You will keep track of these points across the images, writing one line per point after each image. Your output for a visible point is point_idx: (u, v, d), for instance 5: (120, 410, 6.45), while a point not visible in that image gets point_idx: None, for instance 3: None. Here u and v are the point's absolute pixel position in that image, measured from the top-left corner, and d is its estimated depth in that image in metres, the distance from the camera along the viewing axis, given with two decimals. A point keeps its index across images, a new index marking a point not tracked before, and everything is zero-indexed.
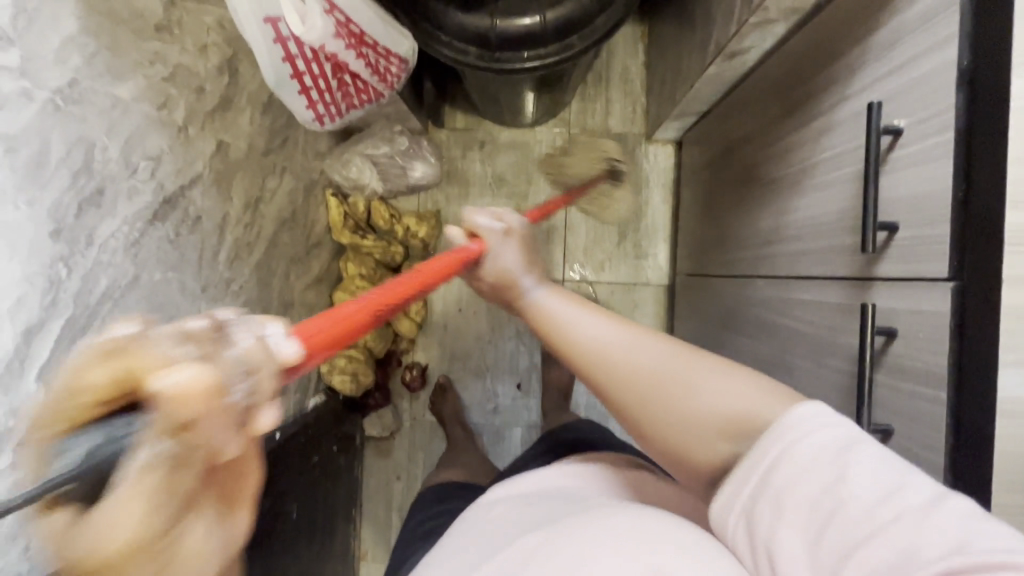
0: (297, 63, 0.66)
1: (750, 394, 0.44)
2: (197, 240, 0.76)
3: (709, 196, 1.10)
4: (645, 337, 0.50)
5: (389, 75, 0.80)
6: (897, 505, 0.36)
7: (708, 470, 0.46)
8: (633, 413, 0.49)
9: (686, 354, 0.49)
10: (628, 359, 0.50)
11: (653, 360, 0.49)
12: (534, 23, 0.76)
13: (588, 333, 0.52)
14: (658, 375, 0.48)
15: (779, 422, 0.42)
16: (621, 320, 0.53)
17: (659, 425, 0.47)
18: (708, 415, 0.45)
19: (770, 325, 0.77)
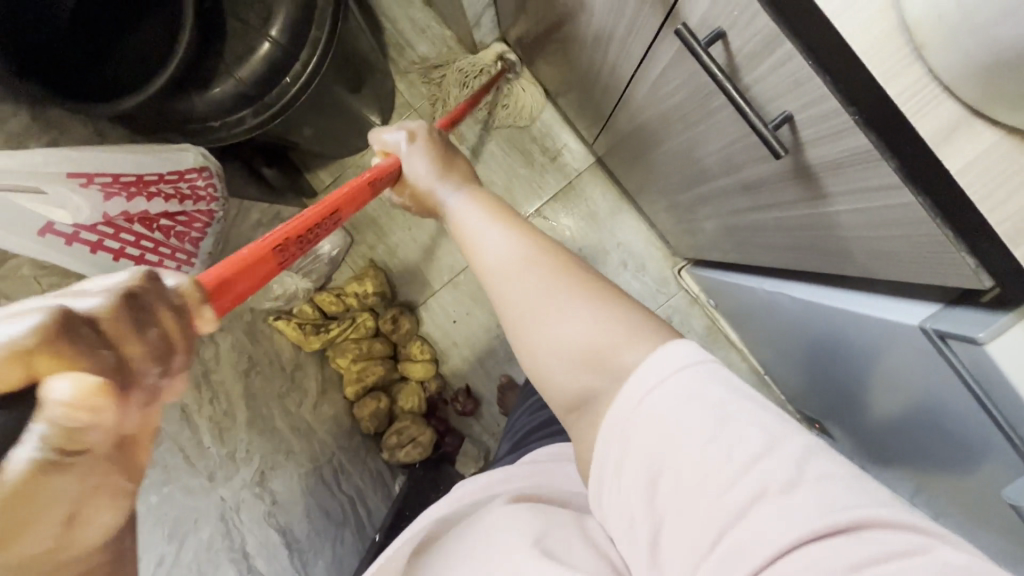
0: (106, 244, 0.65)
1: (615, 327, 0.44)
2: (169, 446, 0.74)
3: (557, 57, 1.03)
4: (539, 256, 0.50)
5: (203, 193, 0.76)
6: (748, 453, 0.36)
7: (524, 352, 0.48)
8: (510, 326, 0.49)
9: (581, 281, 0.48)
10: (514, 266, 0.50)
11: (541, 283, 0.48)
12: (271, 49, 0.74)
13: (484, 248, 0.53)
14: (536, 302, 0.47)
15: (640, 365, 0.42)
16: (534, 239, 0.52)
17: (499, 303, 0.50)
18: (532, 296, 0.48)
19: (664, 120, 0.72)
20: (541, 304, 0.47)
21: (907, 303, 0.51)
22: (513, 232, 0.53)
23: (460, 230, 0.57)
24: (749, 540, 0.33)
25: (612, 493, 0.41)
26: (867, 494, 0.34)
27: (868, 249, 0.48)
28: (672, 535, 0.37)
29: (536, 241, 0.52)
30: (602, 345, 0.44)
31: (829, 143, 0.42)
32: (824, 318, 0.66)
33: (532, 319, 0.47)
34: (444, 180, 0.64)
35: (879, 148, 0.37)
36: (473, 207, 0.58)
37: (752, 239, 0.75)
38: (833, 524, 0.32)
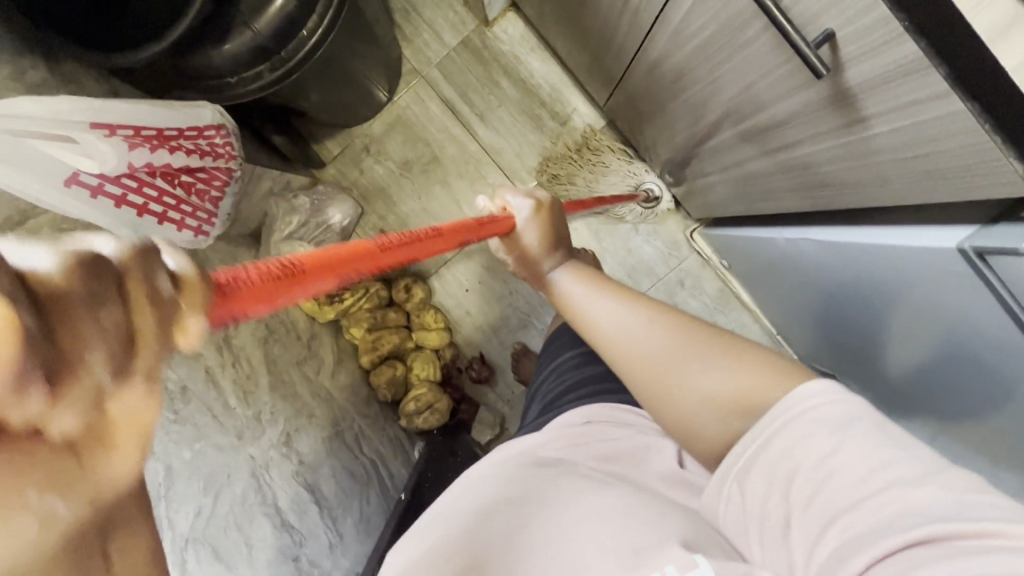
0: (131, 199, 0.65)
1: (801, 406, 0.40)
2: (197, 404, 0.76)
3: (568, 14, 1.01)
4: (729, 357, 0.44)
5: (221, 150, 0.76)
6: (875, 468, 0.36)
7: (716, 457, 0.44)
8: (710, 428, 0.44)
9: (775, 369, 0.43)
10: (709, 369, 0.44)
11: (740, 380, 0.43)
12: (286, 2, 0.72)
13: (602, 317, 0.52)
14: (745, 395, 0.43)
15: (784, 403, 0.40)
16: (689, 324, 0.48)
17: (681, 410, 0.45)
18: (746, 397, 0.42)
19: (686, 66, 0.71)
20: (758, 394, 0.42)
21: (944, 229, 0.51)
22: (619, 295, 0.53)
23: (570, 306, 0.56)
24: (877, 530, 0.34)
25: (732, 506, 0.42)
26: (1011, 514, 0.32)
27: (906, 173, 0.49)
28: (792, 547, 0.38)
29: (708, 349, 0.46)
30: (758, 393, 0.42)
31: (872, 60, 0.42)
32: (848, 259, 0.67)
33: (745, 424, 0.42)
34: (548, 257, 0.64)
35: (931, 53, 0.38)
36: (577, 279, 0.58)
37: (772, 185, 0.75)
38: (935, 527, 0.32)
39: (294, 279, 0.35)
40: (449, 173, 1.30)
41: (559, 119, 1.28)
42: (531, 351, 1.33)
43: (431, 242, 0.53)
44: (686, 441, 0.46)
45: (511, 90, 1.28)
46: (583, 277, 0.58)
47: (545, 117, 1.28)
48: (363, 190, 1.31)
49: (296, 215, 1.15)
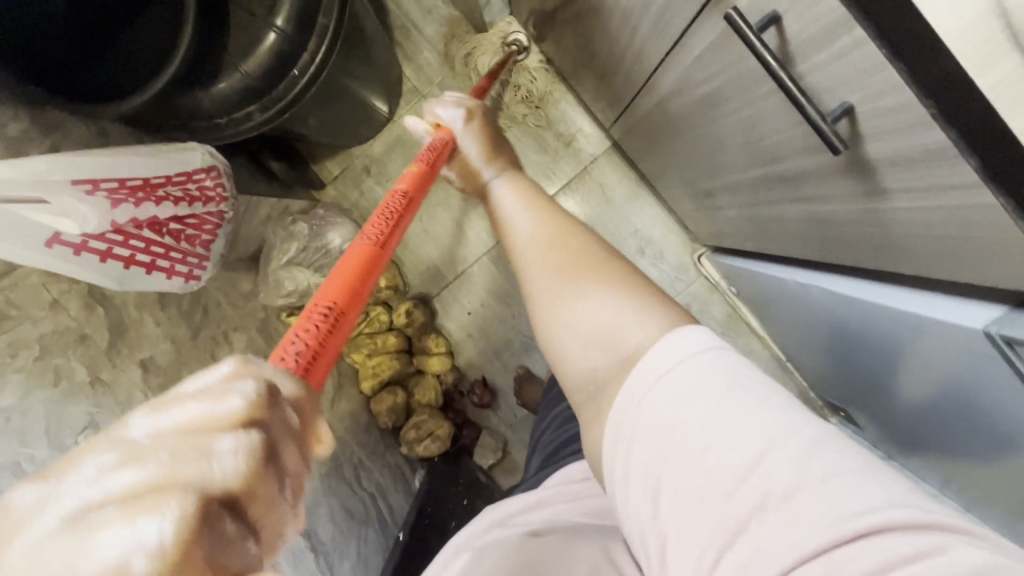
0: (116, 253, 0.62)
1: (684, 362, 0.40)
2: None
3: (571, 37, 0.98)
4: (622, 295, 0.46)
5: (212, 194, 0.74)
6: (748, 463, 0.34)
7: (576, 383, 0.47)
8: (579, 352, 0.46)
9: (656, 311, 0.45)
10: (593, 307, 0.47)
11: (618, 316, 0.45)
12: (277, 40, 0.69)
13: (519, 228, 0.57)
14: (613, 326, 0.45)
15: (645, 358, 0.41)
16: (600, 264, 0.50)
17: (563, 341, 0.48)
18: (613, 335, 0.45)
19: (694, 108, 0.68)
20: (623, 332, 0.44)
21: (970, 305, 0.48)
22: (541, 209, 0.58)
23: (500, 214, 0.61)
24: (756, 548, 0.31)
25: (621, 505, 0.40)
26: (879, 489, 0.31)
27: (929, 249, 0.45)
28: (677, 555, 0.35)
29: (600, 283, 0.48)
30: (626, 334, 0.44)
31: (894, 139, 0.38)
32: (865, 315, 0.63)
33: (612, 364, 0.44)
34: (489, 162, 0.66)
35: (961, 144, 0.34)
36: (510, 192, 0.62)
37: (785, 230, 0.71)
38: (833, 536, 0.29)
39: (333, 330, 0.37)
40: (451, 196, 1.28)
41: (564, 139, 1.25)
42: (535, 376, 1.31)
43: (405, 213, 0.53)
44: (556, 364, 0.49)
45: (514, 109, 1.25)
46: (516, 188, 0.63)
47: (549, 137, 1.25)
48: (364, 212, 1.29)
49: (294, 242, 1.14)
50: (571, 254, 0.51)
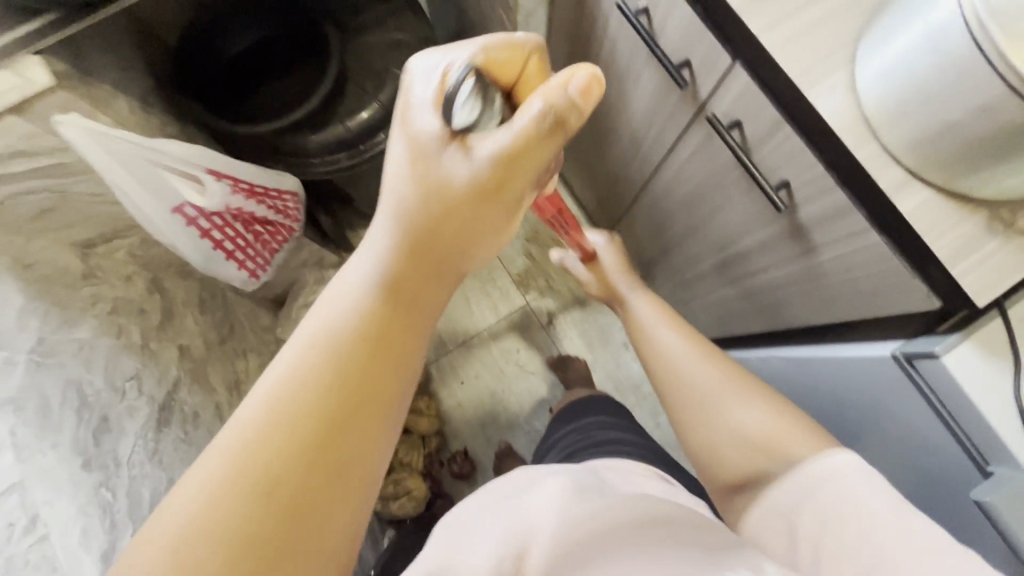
0: (213, 234, 0.76)
1: (787, 432, 0.55)
2: (204, 431, 0.79)
3: (584, 159, 1.25)
4: (773, 411, 0.57)
5: (290, 212, 0.90)
6: (873, 541, 0.43)
7: (725, 480, 0.58)
8: (748, 472, 0.56)
9: (807, 430, 0.55)
10: (750, 416, 0.57)
11: (773, 425, 0.56)
12: (371, 113, 0.90)
13: (662, 346, 0.68)
14: (773, 438, 0.55)
15: (814, 459, 0.52)
16: (745, 378, 0.62)
17: (717, 438, 0.59)
18: (772, 440, 0.55)
19: (679, 205, 0.90)
20: (781, 442, 0.55)
21: (880, 342, 0.63)
22: (686, 334, 0.69)
23: (636, 324, 0.74)
24: None
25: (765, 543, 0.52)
26: None
27: (848, 292, 0.62)
28: None
29: (751, 397, 0.59)
30: (781, 443, 0.55)
31: (815, 202, 0.58)
32: (810, 373, 0.78)
33: (766, 466, 0.55)
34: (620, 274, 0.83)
35: (853, 200, 0.53)
36: (648, 305, 0.76)
37: (743, 307, 0.88)
38: None
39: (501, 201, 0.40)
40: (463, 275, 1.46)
41: None
42: (515, 453, 1.33)
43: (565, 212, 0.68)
44: (706, 466, 0.60)
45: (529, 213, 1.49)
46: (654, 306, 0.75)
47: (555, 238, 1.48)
48: None
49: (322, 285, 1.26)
50: (727, 374, 0.62)
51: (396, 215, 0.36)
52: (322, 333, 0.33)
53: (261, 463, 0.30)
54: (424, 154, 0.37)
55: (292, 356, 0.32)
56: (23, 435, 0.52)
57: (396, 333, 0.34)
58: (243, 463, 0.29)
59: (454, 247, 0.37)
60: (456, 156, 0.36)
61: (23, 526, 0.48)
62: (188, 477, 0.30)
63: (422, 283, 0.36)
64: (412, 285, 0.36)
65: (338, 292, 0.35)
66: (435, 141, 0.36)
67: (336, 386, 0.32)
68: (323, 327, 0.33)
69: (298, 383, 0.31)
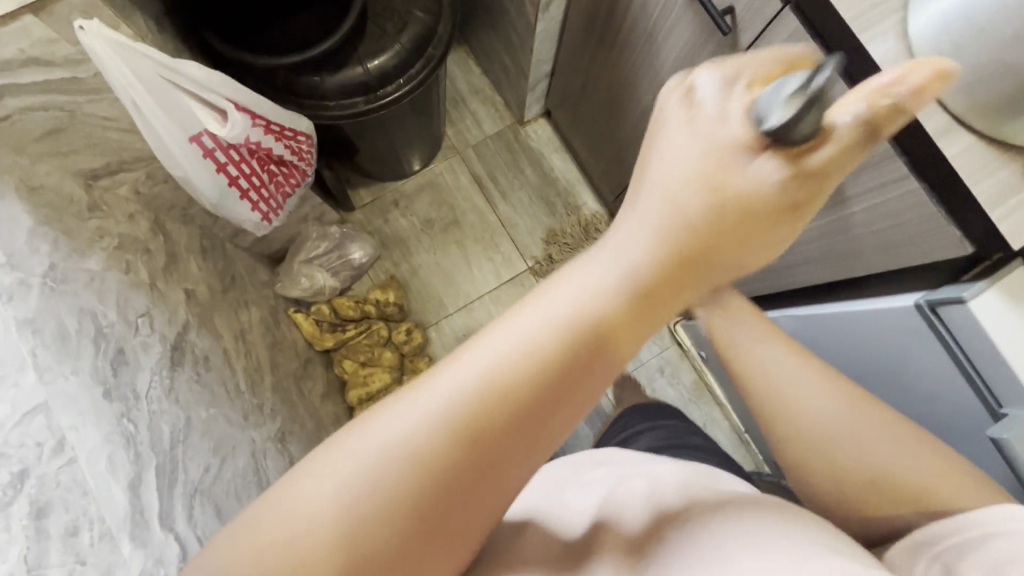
0: (229, 169, 0.73)
1: (913, 465, 0.45)
2: (215, 374, 0.77)
3: (592, 124, 1.24)
4: (908, 444, 0.46)
5: (305, 156, 0.86)
6: None
7: (865, 530, 0.48)
8: (877, 516, 0.46)
9: (960, 481, 0.44)
10: (872, 450, 0.46)
11: (916, 467, 0.45)
12: (392, 57, 0.87)
13: (775, 369, 0.48)
14: (926, 485, 0.44)
15: (989, 508, 0.41)
16: (848, 395, 0.48)
17: (836, 481, 0.47)
18: (921, 485, 0.45)
19: None
20: (935, 490, 0.44)
21: (900, 294, 0.65)
22: (793, 348, 0.49)
23: (721, 341, 0.49)
24: None
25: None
26: None
27: (875, 243, 0.64)
28: None
29: (884, 435, 0.46)
30: (927, 488, 0.44)
31: (853, 151, 0.59)
32: (821, 330, 0.80)
33: (909, 512, 0.45)
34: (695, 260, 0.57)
35: (894, 147, 0.54)
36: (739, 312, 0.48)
37: (758, 268, 0.90)
38: None
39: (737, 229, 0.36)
40: (465, 239, 1.45)
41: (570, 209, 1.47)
42: None
43: None
44: (827, 512, 0.49)
45: (532, 178, 1.48)
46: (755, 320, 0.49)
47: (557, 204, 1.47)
48: (384, 238, 1.42)
49: (326, 242, 1.25)
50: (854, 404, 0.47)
51: (622, 253, 0.33)
52: (538, 346, 0.31)
53: (428, 466, 0.30)
54: (717, 159, 0.33)
55: (476, 365, 0.31)
56: (43, 357, 0.50)
57: (602, 365, 0.32)
58: (445, 441, 0.30)
59: (705, 259, 0.33)
60: (764, 162, 0.33)
61: (52, 449, 0.45)
62: (320, 467, 0.30)
63: (641, 324, 0.33)
64: (623, 321, 0.32)
65: (533, 317, 0.31)
66: (739, 147, 0.33)
67: (536, 390, 0.31)
68: (540, 333, 0.31)
69: (506, 374, 0.30)
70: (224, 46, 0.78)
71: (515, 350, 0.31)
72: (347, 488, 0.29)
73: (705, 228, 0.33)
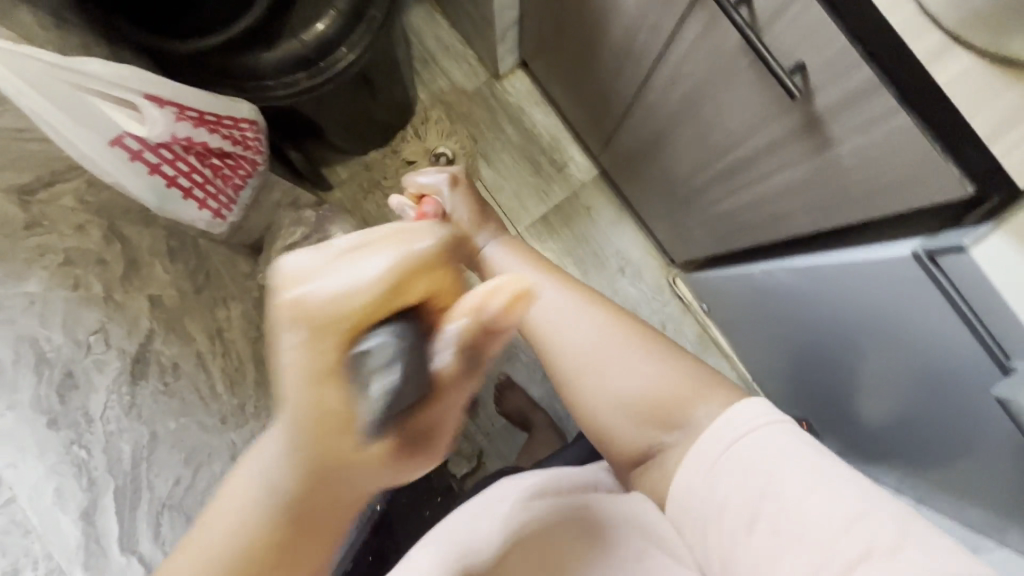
0: (164, 169, 0.69)
1: (661, 382, 0.56)
2: (186, 382, 0.76)
3: (566, 72, 1.15)
4: (660, 360, 0.57)
5: (252, 143, 0.81)
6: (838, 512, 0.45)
7: (624, 454, 0.58)
8: (637, 432, 0.56)
9: (697, 386, 0.55)
10: (627, 369, 0.57)
11: (658, 381, 0.56)
12: (329, 24, 0.80)
13: (542, 311, 0.62)
14: (674, 396, 0.55)
15: (725, 415, 0.52)
16: (630, 334, 0.59)
17: (605, 409, 0.57)
18: (670, 396, 0.55)
19: (674, 111, 0.82)
20: (681, 401, 0.55)
21: (904, 241, 0.58)
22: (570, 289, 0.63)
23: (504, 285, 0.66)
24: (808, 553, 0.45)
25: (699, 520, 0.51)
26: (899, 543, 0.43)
27: (868, 186, 0.56)
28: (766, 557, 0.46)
29: (639, 357, 0.57)
30: (673, 404, 0.55)
31: (835, 86, 0.51)
32: (817, 283, 0.74)
33: (659, 422, 0.55)
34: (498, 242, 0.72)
35: (881, 77, 0.46)
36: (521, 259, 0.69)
37: (753, 217, 0.82)
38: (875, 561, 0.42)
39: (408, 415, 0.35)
40: None
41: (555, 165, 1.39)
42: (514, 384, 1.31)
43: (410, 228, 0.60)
44: (602, 442, 0.59)
45: (514, 136, 1.40)
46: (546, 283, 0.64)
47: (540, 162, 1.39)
48: (366, 216, 1.37)
49: (301, 227, 1.17)
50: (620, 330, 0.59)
51: (295, 423, 0.32)
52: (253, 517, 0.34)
53: None
54: (314, 418, 0.31)
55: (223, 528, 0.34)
56: None
57: (319, 516, 0.34)
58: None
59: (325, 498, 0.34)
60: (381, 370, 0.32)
61: None
62: None
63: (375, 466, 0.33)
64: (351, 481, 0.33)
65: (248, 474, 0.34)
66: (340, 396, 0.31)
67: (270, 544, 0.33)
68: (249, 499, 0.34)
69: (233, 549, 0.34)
70: (138, 32, 0.71)
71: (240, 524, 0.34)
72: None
73: (374, 452, 0.32)
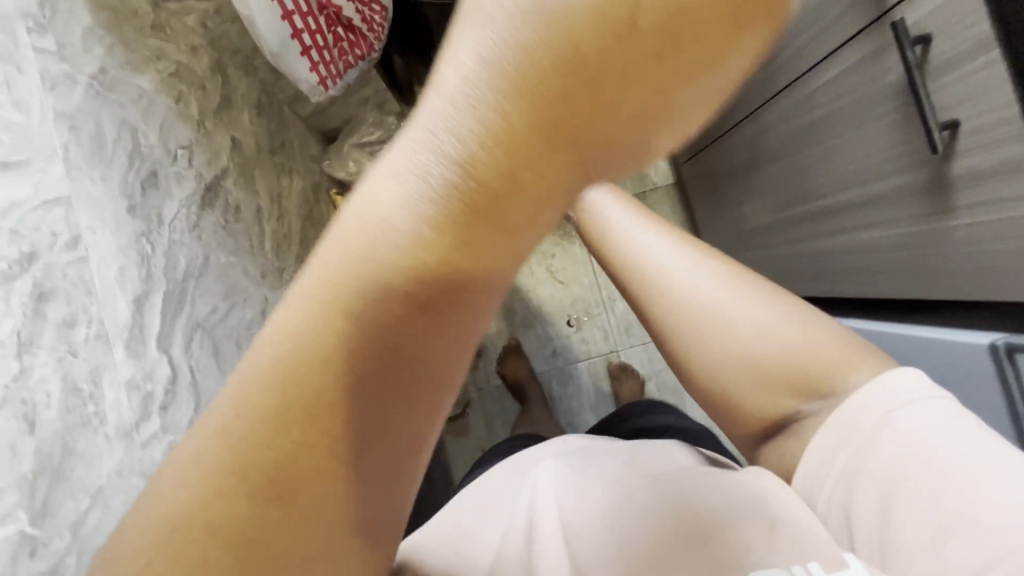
0: (294, 20, 0.71)
1: (802, 333, 0.50)
2: (243, 227, 0.77)
3: None
4: (789, 313, 0.52)
5: (376, 28, 0.81)
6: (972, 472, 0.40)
7: (764, 422, 0.51)
8: (779, 391, 0.50)
9: (851, 351, 0.49)
10: (752, 314, 0.52)
11: (794, 331, 0.51)
12: None
13: (645, 248, 0.60)
14: (813, 353, 0.49)
15: (876, 377, 0.46)
16: (744, 276, 0.56)
17: (723, 354, 0.52)
18: (816, 358, 0.49)
19: (784, 140, 0.80)
20: (835, 371, 0.48)
21: (976, 332, 0.59)
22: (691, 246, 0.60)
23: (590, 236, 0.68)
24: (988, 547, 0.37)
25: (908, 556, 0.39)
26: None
27: (975, 266, 0.55)
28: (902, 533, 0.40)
29: (759, 295, 0.54)
30: (816, 359, 0.49)
31: (988, 152, 0.49)
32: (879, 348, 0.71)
33: (806, 389, 0.49)
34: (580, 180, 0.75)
35: None
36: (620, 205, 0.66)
37: (831, 269, 0.80)
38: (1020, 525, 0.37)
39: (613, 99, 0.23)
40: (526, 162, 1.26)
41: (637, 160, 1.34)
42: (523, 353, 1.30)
43: None
44: (736, 401, 0.52)
45: None
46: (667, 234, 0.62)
47: None
48: None
49: (380, 131, 1.17)
50: (735, 275, 0.56)
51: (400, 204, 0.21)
52: (402, 199, 0.21)
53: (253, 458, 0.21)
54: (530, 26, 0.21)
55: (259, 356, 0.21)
56: (75, 156, 0.49)
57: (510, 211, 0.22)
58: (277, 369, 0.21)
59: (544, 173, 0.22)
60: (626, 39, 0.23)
61: (65, 242, 0.45)
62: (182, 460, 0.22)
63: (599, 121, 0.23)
64: (563, 92, 0.22)
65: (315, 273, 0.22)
66: None
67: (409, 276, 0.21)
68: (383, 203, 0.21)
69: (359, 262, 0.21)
70: None
71: (388, 202, 0.21)
72: (232, 399, 0.22)
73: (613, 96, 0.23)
